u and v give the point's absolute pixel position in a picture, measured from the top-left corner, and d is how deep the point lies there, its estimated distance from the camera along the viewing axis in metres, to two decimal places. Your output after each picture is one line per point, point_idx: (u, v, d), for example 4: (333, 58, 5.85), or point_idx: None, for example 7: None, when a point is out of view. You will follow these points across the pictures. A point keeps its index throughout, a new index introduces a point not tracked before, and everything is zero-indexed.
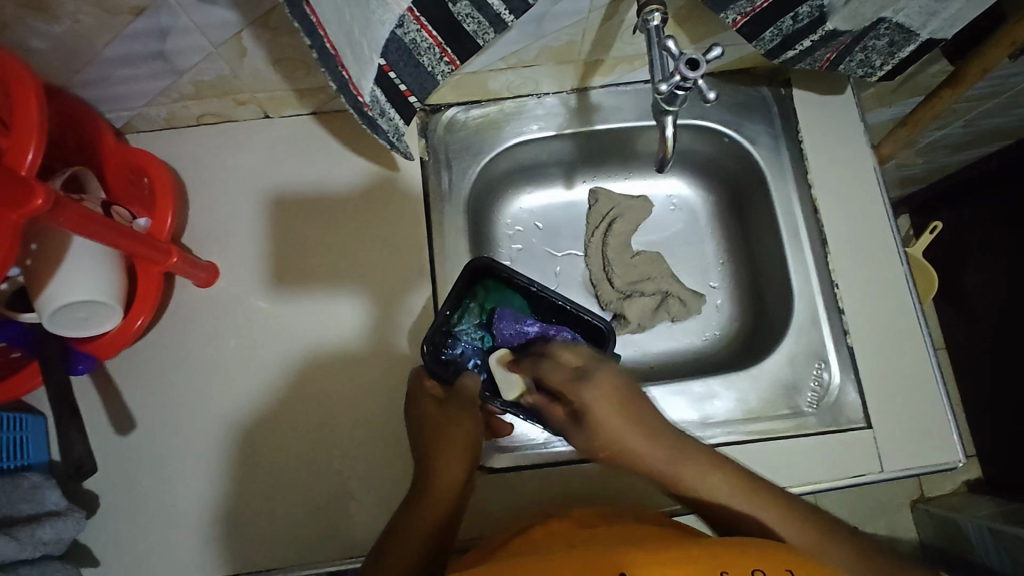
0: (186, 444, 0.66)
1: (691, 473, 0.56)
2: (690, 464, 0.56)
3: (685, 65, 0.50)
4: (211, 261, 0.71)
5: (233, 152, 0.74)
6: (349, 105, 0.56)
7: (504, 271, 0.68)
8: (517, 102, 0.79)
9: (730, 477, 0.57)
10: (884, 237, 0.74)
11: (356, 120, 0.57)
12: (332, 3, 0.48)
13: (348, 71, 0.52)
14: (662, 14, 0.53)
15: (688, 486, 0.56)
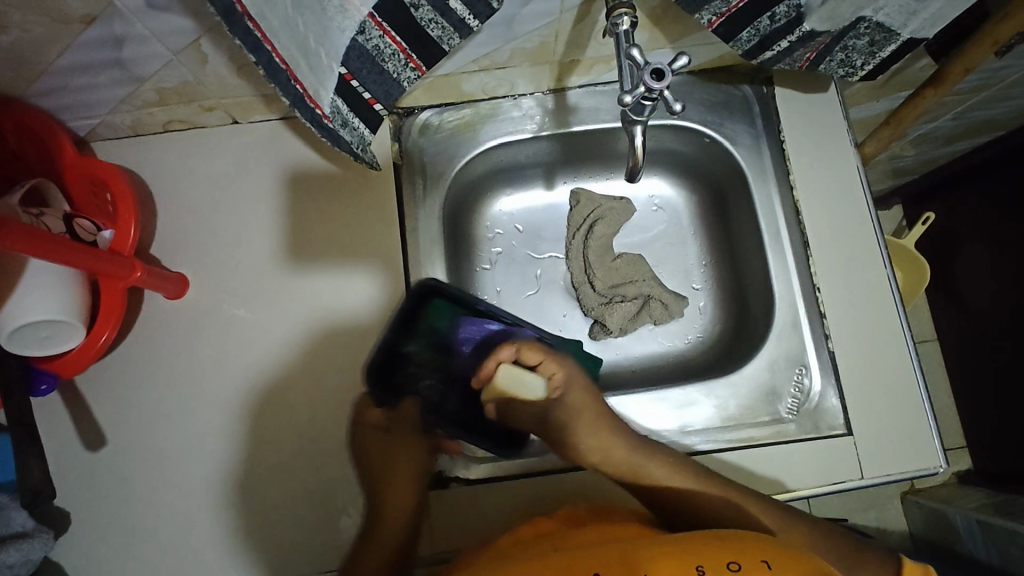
0: (155, 460, 0.65)
1: (646, 464, 0.60)
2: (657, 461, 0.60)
3: (650, 75, 0.50)
4: (180, 272, 0.70)
5: (201, 159, 0.73)
6: (307, 117, 0.56)
7: (450, 292, 0.68)
8: (493, 103, 0.77)
9: (693, 473, 0.60)
10: (867, 239, 0.73)
11: (316, 131, 0.58)
12: (281, 16, 0.48)
13: (303, 84, 0.53)
14: (631, 18, 0.52)
15: (648, 480, 0.60)
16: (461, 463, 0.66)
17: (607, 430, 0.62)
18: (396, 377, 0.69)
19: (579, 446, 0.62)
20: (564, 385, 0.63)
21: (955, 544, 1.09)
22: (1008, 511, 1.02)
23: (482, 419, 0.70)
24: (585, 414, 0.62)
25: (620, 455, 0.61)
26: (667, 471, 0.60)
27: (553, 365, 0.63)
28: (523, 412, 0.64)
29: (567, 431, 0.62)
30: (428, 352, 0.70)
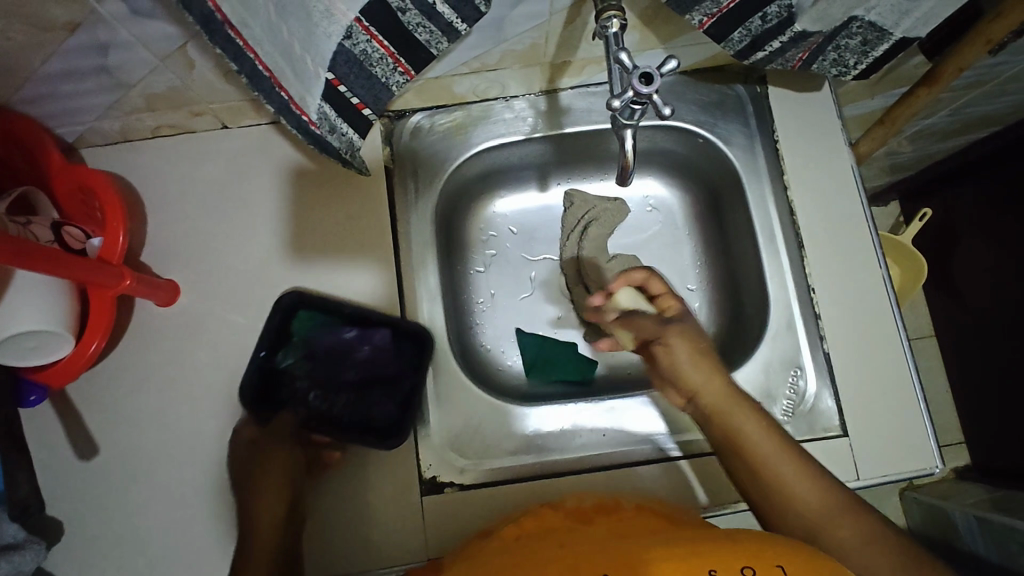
0: (148, 468, 0.64)
1: (744, 419, 0.59)
2: (744, 408, 0.60)
3: (639, 79, 0.50)
4: (171, 279, 0.69)
5: (191, 165, 0.72)
6: (293, 123, 0.57)
7: (318, 299, 0.68)
8: (484, 105, 0.76)
9: (775, 436, 0.58)
10: (862, 239, 0.72)
11: (303, 138, 0.59)
12: (263, 27, 0.49)
13: (288, 91, 0.54)
14: (620, 20, 0.52)
15: (731, 424, 0.59)
16: (454, 469, 0.66)
17: (722, 377, 0.61)
18: (281, 392, 0.69)
19: (678, 368, 0.62)
20: (682, 315, 0.67)
21: (954, 539, 1.09)
22: (1007, 507, 1.02)
23: (360, 423, 0.67)
24: (700, 350, 0.63)
25: (716, 390, 0.61)
26: (765, 433, 0.58)
27: (672, 298, 0.68)
28: (637, 329, 0.67)
29: (682, 354, 0.63)
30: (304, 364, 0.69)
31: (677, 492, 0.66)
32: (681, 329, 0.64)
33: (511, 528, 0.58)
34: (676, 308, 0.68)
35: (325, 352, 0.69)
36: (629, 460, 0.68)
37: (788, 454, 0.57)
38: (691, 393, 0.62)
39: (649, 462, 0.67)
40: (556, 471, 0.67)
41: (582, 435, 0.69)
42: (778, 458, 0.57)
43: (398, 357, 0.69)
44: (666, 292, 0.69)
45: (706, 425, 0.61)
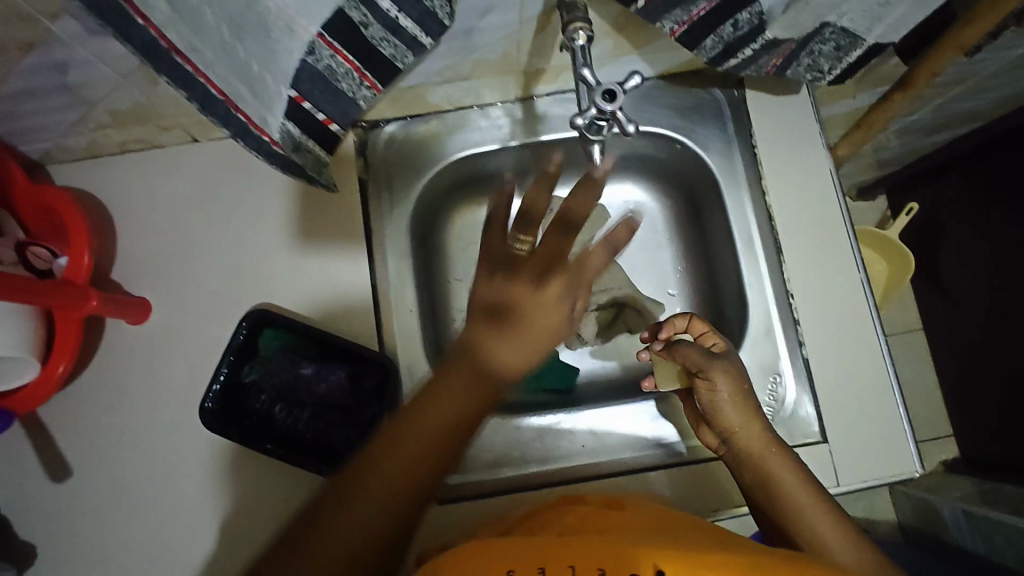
0: (123, 489, 0.63)
1: (780, 469, 0.59)
2: (776, 454, 0.60)
3: (603, 97, 0.51)
4: (143, 296, 0.68)
5: (162, 178, 0.71)
6: (257, 146, 0.57)
7: (279, 317, 0.64)
8: (460, 114, 0.75)
9: (806, 485, 0.59)
10: (841, 243, 0.72)
11: (267, 159, 0.59)
12: (215, 48, 0.48)
13: (245, 113, 0.53)
14: (586, 32, 0.51)
15: (764, 470, 0.60)
16: None
17: (761, 425, 0.61)
18: (240, 407, 0.63)
19: (716, 409, 0.62)
20: (728, 352, 0.63)
21: (943, 533, 1.10)
22: (992, 499, 1.02)
23: (320, 451, 0.62)
24: (741, 391, 0.62)
25: (753, 436, 0.61)
26: (803, 488, 0.58)
27: (716, 335, 0.65)
28: (686, 355, 0.62)
29: (723, 393, 0.61)
30: (265, 381, 0.63)
31: (662, 500, 0.66)
32: (727, 366, 0.62)
33: (522, 526, 0.55)
34: (722, 346, 0.64)
35: (281, 383, 0.63)
36: (610, 470, 0.67)
37: (826, 514, 0.57)
38: (726, 432, 0.62)
39: (631, 470, 0.67)
40: (534, 484, 0.67)
41: (562, 446, 0.69)
42: (808, 508, 0.57)
43: (360, 395, 0.64)
44: (710, 330, 0.65)
45: (737, 469, 0.62)
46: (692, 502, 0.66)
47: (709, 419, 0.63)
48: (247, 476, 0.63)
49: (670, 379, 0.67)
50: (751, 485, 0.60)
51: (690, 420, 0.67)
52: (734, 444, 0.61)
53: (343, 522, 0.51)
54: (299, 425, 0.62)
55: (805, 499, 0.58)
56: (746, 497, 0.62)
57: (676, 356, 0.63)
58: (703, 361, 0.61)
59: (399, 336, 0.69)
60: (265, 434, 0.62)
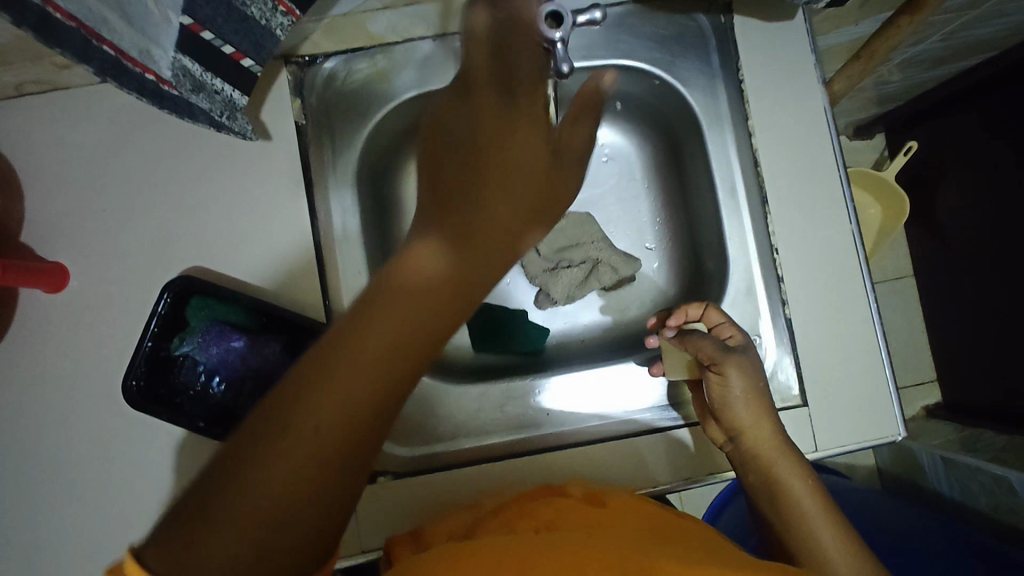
0: (50, 468, 0.59)
1: (789, 475, 0.55)
2: (786, 457, 0.56)
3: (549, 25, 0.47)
4: (57, 261, 0.61)
5: (69, 125, 0.62)
6: (139, 86, 0.45)
7: (206, 285, 0.58)
8: (408, 47, 0.66)
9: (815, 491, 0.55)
10: (831, 191, 0.65)
11: (148, 100, 0.46)
12: None
13: (111, 45, 0.40)
14: None
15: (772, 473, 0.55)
16: (386, 457, 0.62)
17: (772, 425, 0.57)
18: (170, 384, 0.57)
19: (733, 405, 0.57)
20: (745, 347, 0.60)
21: (920, 478, 1.09)
22: (972, 445, 1.01)
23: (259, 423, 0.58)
24: (754, 390, 0.58)
25: (765, 436, 0.56)
26: (812, 496, 0.54)
27: (733, 327, 0.62)
28: (702, 345, 0.59)
29: (736, 389, 0.57)
30: (196, 355, 0.58)
31: (633, 471, 0.61)
32: (742, 362, 0.58)
33: (493, 520, 0.50)
34: (739, 340, 0.61)
35: (214, 359, 0.58)
36: (574, 440, 0.63)
37: (835, 527, 0.52)
38: (735, 431, 0.57)
39: (596, 440, 0.62)
40: (495, 454, 0.63)
41: (528, 413, 0.65)
42: (818, 523, 0.53)
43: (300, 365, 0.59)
44: (726, 322, 0.63)
45: (743, 470, 0.58)
46: (663, 474, 0.61)
47: (716, 413, 0.58)
48: (187, 451, 0.59)
49: (680, 370, 0.62)
50: (755, 489, 0.56)
51: (698, 411, 0.63)
52: (741, 445, 0.57)
53: (255, 484, 0.33)
54: (239, 400, 0.58)
55: (814, 510, 0.53)
56: (751, 498, 0.58)
57: (687, 345, 0.60)
58: (718, 353, 0.58)
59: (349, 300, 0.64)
60: (199, 412, 0.57)
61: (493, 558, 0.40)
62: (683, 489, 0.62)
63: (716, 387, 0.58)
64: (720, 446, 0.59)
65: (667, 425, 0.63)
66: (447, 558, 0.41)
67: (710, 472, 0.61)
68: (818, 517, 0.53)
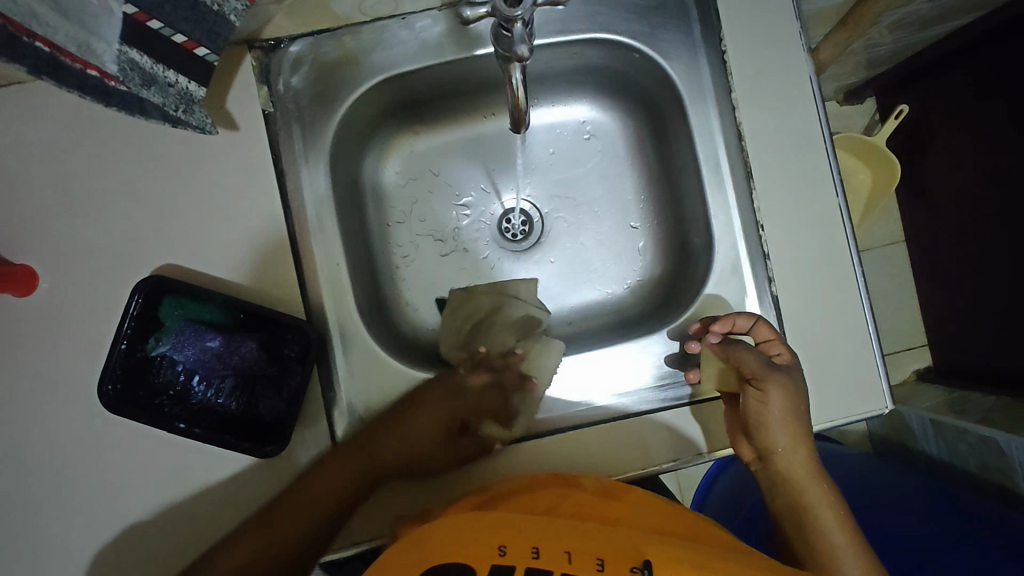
0: (35, 474, 0.58)
1: (818, 502, 0.57)
2: (817, 486, 0.58)
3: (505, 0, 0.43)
4: (26, 264, 0.59)
5: (26, 122, 0.59)
6: (84, 82, 0.43)
7: (179, 284, 0.56)
8: (376, 26, 0.63)
9: (843, 522, 0.57)
10: (817, 164, 0.63)
11: (90, 97, 0.45)
12: None
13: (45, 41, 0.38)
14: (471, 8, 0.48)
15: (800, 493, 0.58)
16: None
17: (808, 452, 0.58)
18: (150, 385, 0.56)
19: (771, 433, 0.57)
20: (790, 368, 0.59)
21: (909, 441, 1.10)
22: (960, 408, 1.01)
23: (244, 421, 0.57)
24: (792, 409, 0.58)
25: (800, 461, 0.58)
26: (840, 530, 0.56)
27: (782, 346, 0.60)
28: (746, 359, 0.58)
29: (773, 409, 0.57)
30: (174, 356, 0.56)
31: (625, 452, 0.61)
32: (784, 381, 0.58)
33: (512, 500, 0.51)
34: (785, 360, 0.60)
35: (193, 360, 0.56)
36: (563, 425, 0.63)
37: (859, 560, 0.54)
38: (766, 450, 0.58)
39: (587, 424, 0.62)
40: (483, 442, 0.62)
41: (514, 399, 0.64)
42: (842, 556, 0.55)
43: (281, 363, 0.58)
44: (773, 339, 0.61)
45: (771, 489, 0.60)
46: (653, 455, 0.61)
47: (752, 432, 0.59)
48: (171, 451, 0.58)
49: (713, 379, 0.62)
50: (782, 512, 0.59)
51: (728, 425, 0.62)
52: (772, 464, 0.59)
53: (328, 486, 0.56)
54: (221, 400, 0.57)
55: (839, 541, 0.55)
56: (774, 517, 0.61)
57: (731, 357, 0.59)
58: (761, 371, 0.57)
59: (327, 293, 0.62)
60: (181, 413, 0.56)
61: (587, 549, 0.43)
62: (673, 468, 0.62)
63: (752, 403, 0.58)
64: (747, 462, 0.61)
65: (654, 408, 0.63)
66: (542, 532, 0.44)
67: (698, 451, 0.62)
68: (844, 549, 0.55)
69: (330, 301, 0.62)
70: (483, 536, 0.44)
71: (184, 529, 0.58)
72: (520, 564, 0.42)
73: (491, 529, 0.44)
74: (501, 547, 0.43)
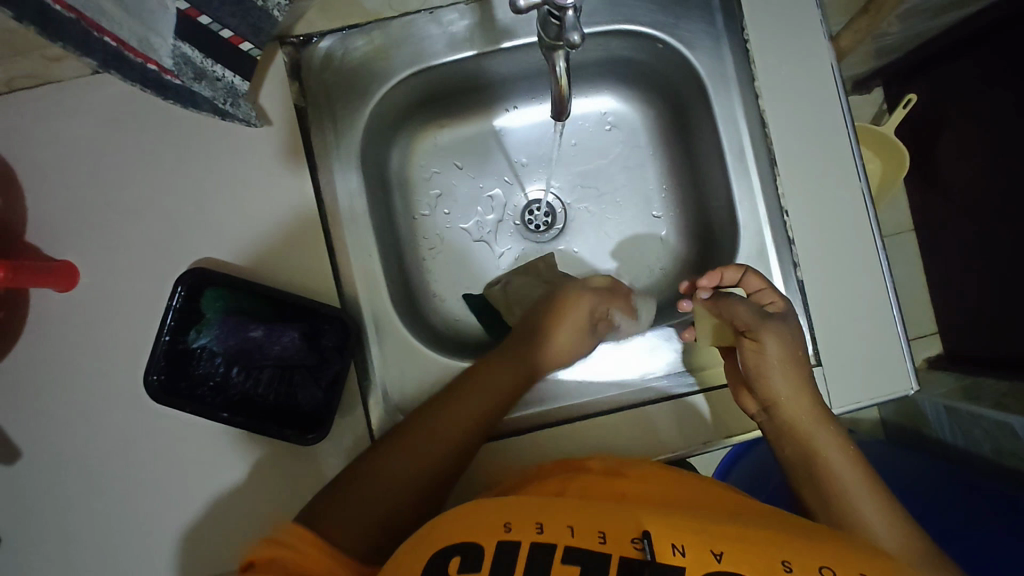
0: (80, 464, 0.59)
1: (826, 445, 0.57)
2: (823, 428, 0.57)
3: None
4: (67, 259, 0.60)
5: (64, 120, 0.60)
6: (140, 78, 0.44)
7: (219, 276, 0.58)
8: (405, 22, 0.64)
9: (855, 466, 0.56)
10: (839, 150, 0.64)
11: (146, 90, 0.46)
12: None
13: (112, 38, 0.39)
14: None
15: (806, 437, 0.58)
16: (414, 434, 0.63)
17: (809, 396, 0.58)
18: (192, 376, 0.57)
19: (773, 380, 0.57)
20: (785, 315, 0.60)
21: (922, 427, 1.11)
22: (974, 393, 1.02)
23: (284, 412, 0.58)
24: (789, 357, 0.58)
25: (804, 404, 0.58)
26: (851, 470, 0.55)
27: (774, 295, 0.61)
28: (738, 310, 0.59)
29: (771, 357, 0.57)
30: (215, 347, 0.57)
31: (656, 436, 0.62)
32: (778, 329, 0.58)
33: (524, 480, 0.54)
34: (779, 307, 0.61)
35: (234, 350, 0.57)
36: (593, 411, 0.64)
37: (874, 498, 0.54)
38: (769, 401, 0.58)
39: (617, 410, 0.63)
40: (515, 430, 0.63)
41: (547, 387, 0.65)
42: (856, 494, 0.54)
43: (319, 352, 0.59)
44: (766, 288, 0.62)
45: (778, 440, 0.59)
46: (683, 439, 0.62)
47: (753, 383, 0.59)
48: (210, 441, 0.60)
49: (712, 335, 0.63)
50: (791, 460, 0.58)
51: (733, 378, 0.63)
52: (777, 415, 0.58)
53: (421, 445, 0.56)
54: (260, 389, 0.58)
55: (851, 483, 0.55)
56: (784, 468, 0.60)
57: (723, 311, 0.61)
58: (754, 321, 0.58)
59: (359, 285, 0.63)
60: (221, 403, 0.57)
61: (587, 522, 0.44)
62: (702, 452, 0.63)
63: (750, 354, 0.59)
64: (752, 415, 0.61)
65: (683, 393, 0.64)
66: (547, 507, 0.45)
67: (726, 436, 0.63)
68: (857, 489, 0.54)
69: (365, 292, 0.63)
70: (489, 515, 0.45)
71: (224, 517, 0.59)
72: (526, 539, 0.43)
73: (497, 507, 0.46)
74: (505, 524, 0.44)
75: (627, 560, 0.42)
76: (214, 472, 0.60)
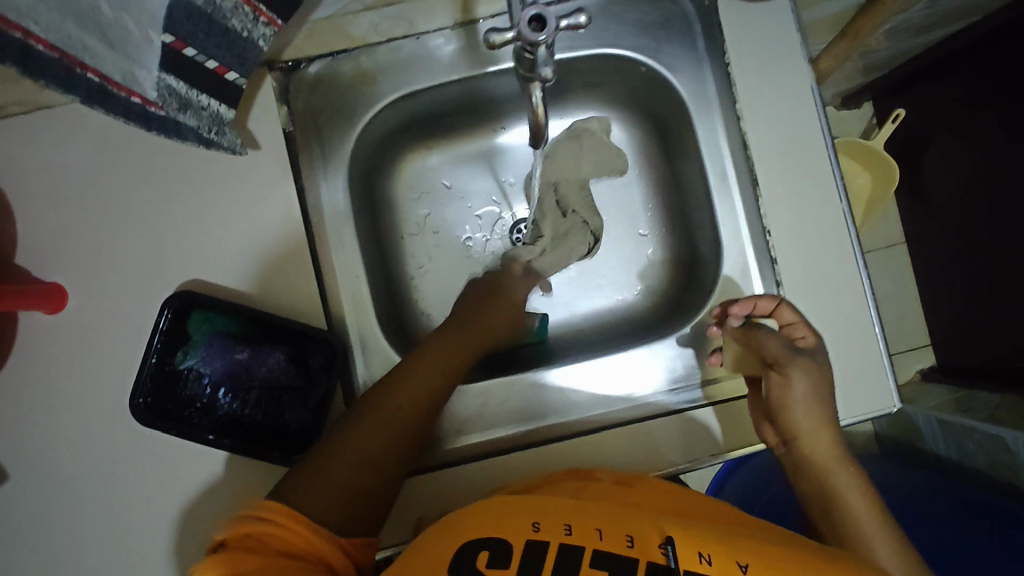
0: (68, 486, 0.60)
1: (846, 486, 0.56)
2: (846, 470, 0.57)
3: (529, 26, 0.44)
4: (57, 282, 0.61)
5: (56, 145, 0.61)
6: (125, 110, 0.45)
7: (207, 298, 0.58)
8: (391, 46, 0.65)
9: (878, 515, 0.55)
10: (820, 171, 0.65)
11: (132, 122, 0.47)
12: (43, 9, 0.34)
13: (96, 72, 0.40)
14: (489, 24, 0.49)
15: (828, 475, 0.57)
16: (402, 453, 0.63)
17: (833, 437, 0.57)
18: (178, 398, 0.58)
19: (797, 408, 0.57)
20: (815, 352, 0.59)
21: (916, 440, 1.11)
22: (966, 406, 1.02)
23: (271, 433, 0.58)
24: (815, 391, 0.57)
25: (827, 443, 0.57)
26: (868, 511, 0.55)
27: (806, 329, 0.60)
28: (770, 343, 0.58)
29: (798, 393, 0.57)
30: (201, 368, 0.58)
31: (645, 453, 0.63)
32: (806, 364, 0.58)
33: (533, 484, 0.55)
34: (809, 343, 0.60)
35: (220, 372, 0.58)
36: (580, 429, 0.64)
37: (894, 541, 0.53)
38: (791, 434, 0.58)
39: (605, 429, 0.64)
40: (503, 448, 0.64)
41: (534, 406, 0.65)
42: (875, 535, 0.53)
43: (306, 372, 0.60)
44: (798, 322, 0.61)
45: (795, 471, 0.59)
46: (672, 456, 0.63)
47: (775, 415, 0.58)
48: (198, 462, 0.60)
49: (739, 361, 0.63)
50: (812, 497, 0.57)
51: (755, 409, 0.62)
52: (797, 448, 0.58)
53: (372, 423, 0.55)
54: (247, 410, 0.58)
55: (874, 528, 0.53)
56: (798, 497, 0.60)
57: (751, 340, 0.59)
58: (783, 354, 0.57)
59: (347, 305, 0.64)
60: (208, 424, 0.58)
61: (615, 525, 0.45)
62: (692, 468, 0.63)
63: (775, 386, 0.58)
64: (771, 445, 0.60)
65: (671, 411, 0.64)
66: (574, 509, 0.47)
67: (715, 452, 0.63)
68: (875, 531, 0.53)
69: (353, 313, 0.64)
70: (517, 514, 0.46)
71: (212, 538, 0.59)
72: (553, 540, 0.45)
73: (526, 507, 0.47)
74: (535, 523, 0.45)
75: (652, 564, 0.43)
76: (202, 493, 0.60)
